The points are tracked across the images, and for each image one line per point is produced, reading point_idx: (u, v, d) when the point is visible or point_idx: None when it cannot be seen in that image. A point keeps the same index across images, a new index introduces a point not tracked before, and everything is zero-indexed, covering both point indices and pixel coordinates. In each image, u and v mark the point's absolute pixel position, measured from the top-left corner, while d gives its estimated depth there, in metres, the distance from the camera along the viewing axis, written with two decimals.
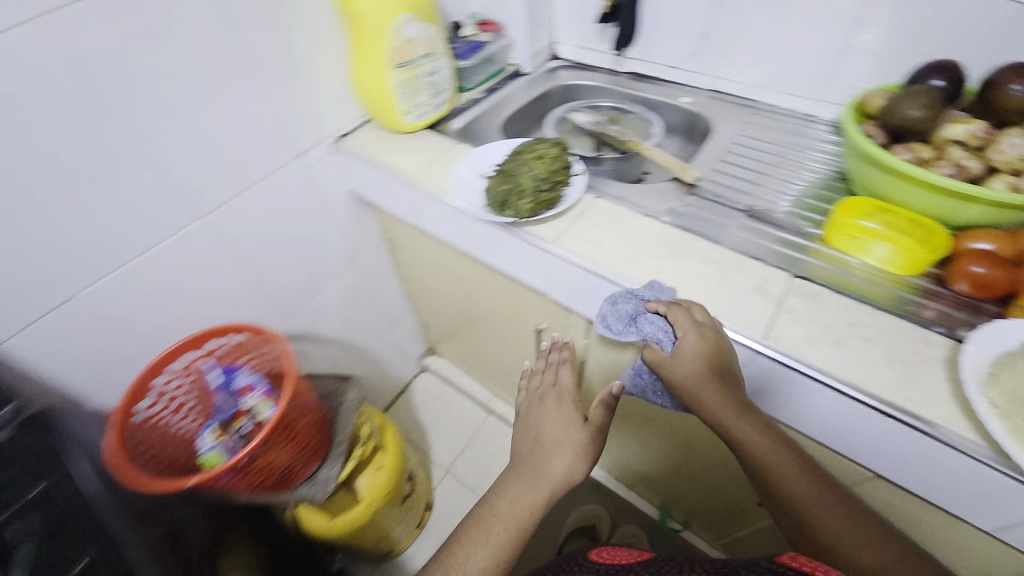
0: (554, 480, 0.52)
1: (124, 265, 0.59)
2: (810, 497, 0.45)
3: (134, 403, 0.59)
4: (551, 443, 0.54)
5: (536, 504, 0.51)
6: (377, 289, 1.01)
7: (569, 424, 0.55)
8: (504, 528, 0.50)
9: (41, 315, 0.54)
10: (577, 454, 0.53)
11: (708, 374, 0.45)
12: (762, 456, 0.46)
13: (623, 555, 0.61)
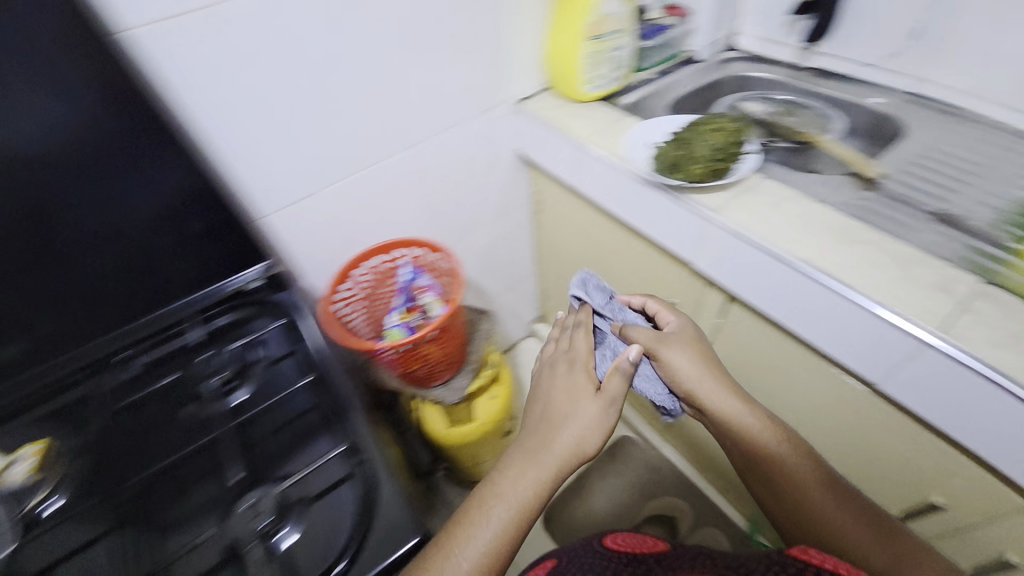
0: (563, 456, 0.53)
1: (349, 176, 0.74)
2: (821, 496, 0.54)
3: (340, 284, 0.74)
4: (556, 418, 0.55)
5: (536, 488, 0.51)
6: (513, 247, 1.10)
7: (584, 399, 0.56)
8: (506, 508, 0.50)
9: (295, 201, 0.71)
10: (587, 430, 0.54)
11: (709, 368, 0.60)
12: (766, 452, 0.57)
13: (635, 543, 0.63)
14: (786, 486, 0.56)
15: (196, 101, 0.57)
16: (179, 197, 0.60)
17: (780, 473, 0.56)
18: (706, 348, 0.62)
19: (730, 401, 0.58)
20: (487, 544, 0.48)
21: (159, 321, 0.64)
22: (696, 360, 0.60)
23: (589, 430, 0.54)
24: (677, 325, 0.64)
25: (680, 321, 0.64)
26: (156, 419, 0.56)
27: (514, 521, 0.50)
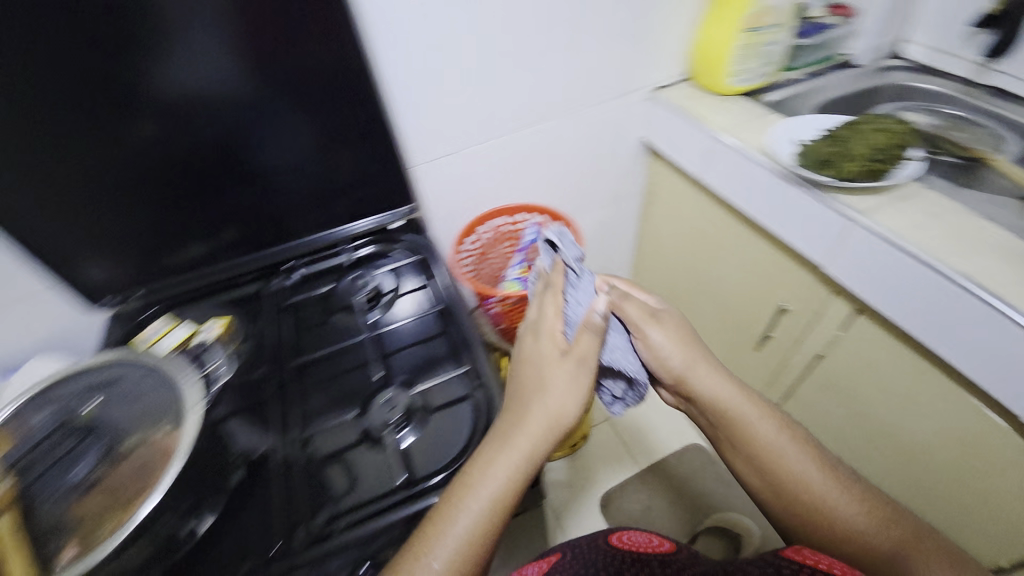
0: (546, 431, 0.48)
1: (489, 140, 0.78)
2: (824, 488, 0.51)
3: (467, 235, 0.80)
4: (532, 388, 0.51)
5: (517, 474, 0.46)
6: (616, 235, 1.11)
7: (565, 364, 0.51)
8: (489, 496, 0.45)
9: (436, 157, 0.76)
10: (566, 400, 0.50)
11: (698, 350, 0.59)
12: (767, 446, 0.54)
13: (643, 540, 0.57)
14: (787, 481, 0.53)
15: (390, 60, 0.63)
16: (356, 140, 0.68)
17: (779, 467, 0.53)
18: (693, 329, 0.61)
19: (713, 379, 0.58)
20: (470, 533, 0.44)
21: (318, 240, 0.74)
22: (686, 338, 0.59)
23: (570, 400, 0.50)
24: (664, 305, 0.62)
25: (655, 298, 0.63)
26: (314, 317, 0.66)
27: (500, 507, 0.45)
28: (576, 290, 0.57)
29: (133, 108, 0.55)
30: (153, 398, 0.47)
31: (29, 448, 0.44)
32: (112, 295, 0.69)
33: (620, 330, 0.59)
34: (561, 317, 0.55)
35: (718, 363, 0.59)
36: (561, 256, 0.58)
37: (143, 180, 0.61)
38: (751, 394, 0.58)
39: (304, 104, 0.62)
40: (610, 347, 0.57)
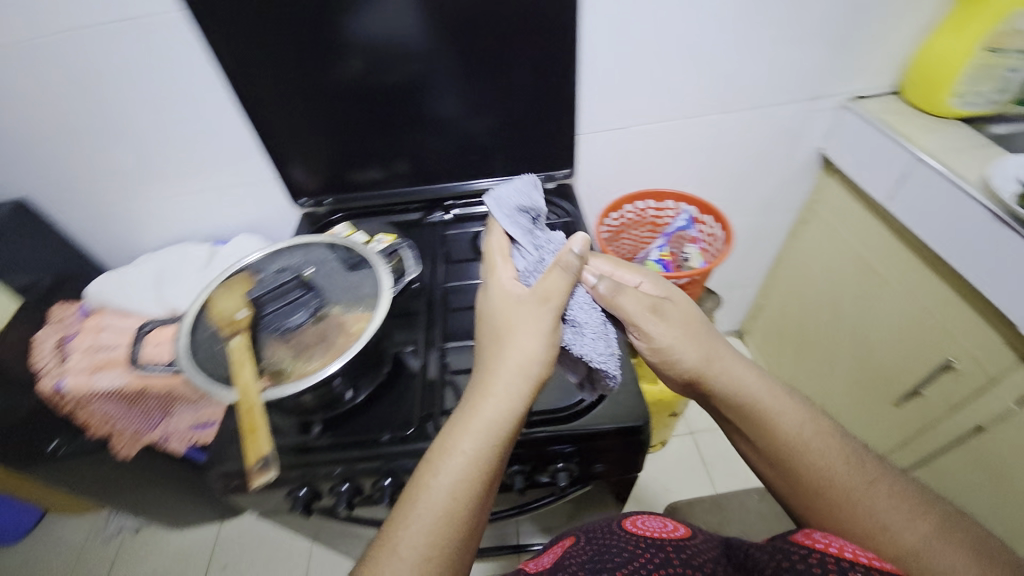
0: (516, 399, 0.43)
1: (659, 122, 0.78)
2: (856, 487, 0.42)
3: (609, 213, 0.80)
4: (495, 352, 0.46)
5: (486, 449, 0.41)
6: (755, 247, 1.06)
7: (534, 315, 0.46)
8: (461, 473, 0.40)
9: (605, 129, 0.78)
10: (532, 361, 0.44)
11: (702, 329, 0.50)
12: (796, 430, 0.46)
13: (660, 530, 0.44)
14: (808, 481, 0.44)
15: (594, 30, 0.65)
16: (540, 100, 0.71)
17: (794, 465, 0.44)
18: (688, 307, 0.52)
19: (739, 369, 0.49)
20: (444, 515, 0.39)
21: (475, 186, 0.81)
22: (675, 313, 0.50)
23: (541, 363, 0.45)
24: (670, 292, 0.53)
25: (648, 281, 0.54)
26: (464, 251, 0.75)
27: (477, 486, 0.40)
28: (524, 248, 0.53)
29: (347, 46, 0.63)
30: (357, 282, 0.56)
31: (264, 289, 0.55)
32: (307, 195, 0.80)
33: (593, 308, 0.49)
34: (513, 265, 0.53)
35: (723, 354, 0.49)
36: (504, 214, 0.54)
37: (344, 109, 0.70)
38: (756, 384, 0.48)
39: (507, 60, 0.66)
40: (574, 320, 0.48)
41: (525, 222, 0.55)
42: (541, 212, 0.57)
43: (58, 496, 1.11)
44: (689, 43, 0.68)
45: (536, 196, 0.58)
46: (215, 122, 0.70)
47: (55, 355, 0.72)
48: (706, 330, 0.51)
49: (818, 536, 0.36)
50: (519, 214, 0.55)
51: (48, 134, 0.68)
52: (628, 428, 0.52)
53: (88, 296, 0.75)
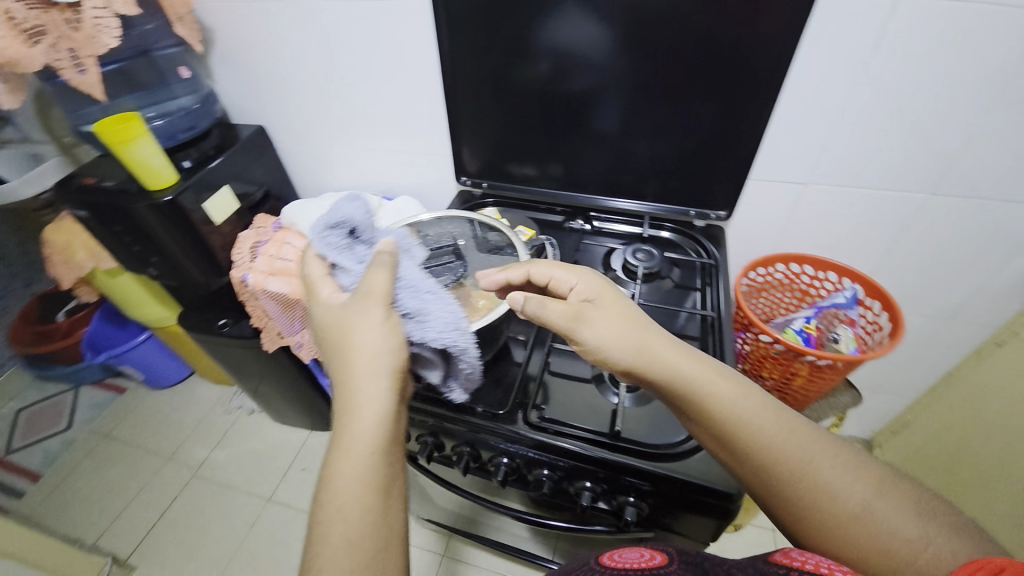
0: (382, 408, 0.44)
1: (844, 187, 0.71)
2: (802, 460, 0.41)
3: (760, 266, 0.75)
4: (345, 373, 0.46)
5: (367, 459, 0.42)
6: (921, 354, 0.91)
7: (364, 311, 0.46)
8: (355, 499, 0.40)
9: (778, 180, 0.73)
10: (380, 352, 0.45)
11: (631, 325, 0.47)
12: (738, 413, 0.43)
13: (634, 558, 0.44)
14: (756, 460, 0.42)
15: (801, 74, 0.62)
16: (714, 135, 0.69)
17: (743, 449, 0.42)
18: (608, 302, 0.49)
19: (671, 353, 0.46)
20: (355, 544, 0.39)
21: (625, 206, 0.81)
22: (584, 313, 0.47)
23: (394, 353, 0.45)
24: (591, 294, 0.49)
25: (583, 280, 0.50)
26: (595, 262, 0.76)
27: (371, 499, 0.41)
28: (347, 267, 0.50)
29: (539, 50, 0.68)
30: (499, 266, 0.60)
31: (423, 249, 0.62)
32: (468, 176, 0.87)
33: (433, 293, 0.48)
34: (335, 281, 0.51)
35: (656, 346, 0.46)
36: (321, 242, 0.50)
37: (519, 107, 0.75)
38: (680, 359, 0.46)
39: (697, 90, 0.65)
40: (410, 312, 0.47)
41: (341, 244, 0.50)
42: (360, 223, 0.51)
43: (210, 363, 1.38)
44: (914, 109, 0.61)
45: (353, 211, 0.52)
46: (417, 95, 0.81)
47: (250, 253, 0.89)
48: (630, 325, 0.47)
49: (796, 556, 0.36)
50: (329, 235, 0.50)
51: (298, 80, 0.85)
52: (715, 492, 0.49)
53: (283, 213, 0.92)
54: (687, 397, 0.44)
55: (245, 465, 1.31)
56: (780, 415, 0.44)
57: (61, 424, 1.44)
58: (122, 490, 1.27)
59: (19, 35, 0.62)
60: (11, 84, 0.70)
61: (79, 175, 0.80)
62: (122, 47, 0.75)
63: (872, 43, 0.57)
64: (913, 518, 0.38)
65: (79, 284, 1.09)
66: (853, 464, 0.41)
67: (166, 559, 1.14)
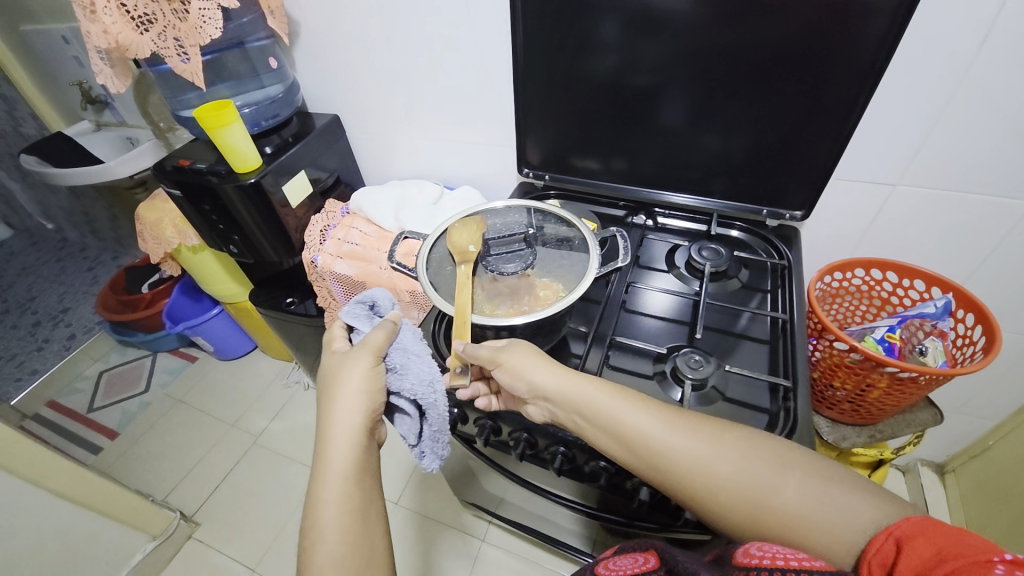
0: (352, 437, 0.46)
1: (941, 191, 0.65)
2: (675, 446, 0.42)
3: (836, 270, 0.71)
4: (326, 406, 0.47)
5: (349, 488, 0.44)
6: (1014, 377, 0.84)
7: (354, 357, 0.49)
8: (336, 522, 0.42)
9: (863, 181, 0.69)
10: (358, 395, 0.47)
11: (538, 354, 0.51)
12: (611, 412, 0.46)
13: (628, 563, 0.45)
14: (642, 458, 0.44)
15: (899, 67, 0.58)
16: (793, 131, 0.66)
17: (630, 448, 0.44)
18: (523, 345, 0.52)
19: (546, 371, 0.49)
20: (341, 564, 0.41)
21: (691, 201, 0.79)
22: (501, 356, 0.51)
23: (369, 396, 0.47)
24: (511, 344, 0.52)
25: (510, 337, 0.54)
26: (657, 260, 0.75)
27: (349, 521, 0.42)
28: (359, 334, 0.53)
29: (611, 41, 0.67)
30: (569, 260, 0.60)
31: (495, 236, 0.63)
32: (530, 168, 0.88)
33: (417, 356, 0.50)
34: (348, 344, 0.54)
35: (544, 366, 0.50)
36: (345, 315, 0.54)
37: (586, 100, 0.75)
38: (564, 378, 0.49)
39: (780, 84, 0.62)
40: (392, 365, 0.50)
41: (364, 311, 0.54)
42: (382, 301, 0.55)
43: (274, 339, 1.46)
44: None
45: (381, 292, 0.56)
46: (485, 85, 0.82)
47: (320, 236, 0.93)
48: (537, 356, 0.51)
49: (756, 552, 0.33)
50: (355, 307, 0.54)
51: (371, 70, 0.89)
52: None
53: (352, 199, 0.96)
54: (575, 401, 0.47)
55: (298, 438, 1.38)
56: (649, 408, 0.45)
57: (141, 387, 1.58)
58: (188, 452, 1.38)
59: (130, 23, 0.68)
60: (119, 69, 0.77)
61: (175, 158, 0.87)
62: (220, 38, 0.81)
63: (983, 33, 0.52)
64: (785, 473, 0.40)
65: (165, 258, 1.18)
66: (720, 432, 0.43)
67: (226, 519, 1.23)
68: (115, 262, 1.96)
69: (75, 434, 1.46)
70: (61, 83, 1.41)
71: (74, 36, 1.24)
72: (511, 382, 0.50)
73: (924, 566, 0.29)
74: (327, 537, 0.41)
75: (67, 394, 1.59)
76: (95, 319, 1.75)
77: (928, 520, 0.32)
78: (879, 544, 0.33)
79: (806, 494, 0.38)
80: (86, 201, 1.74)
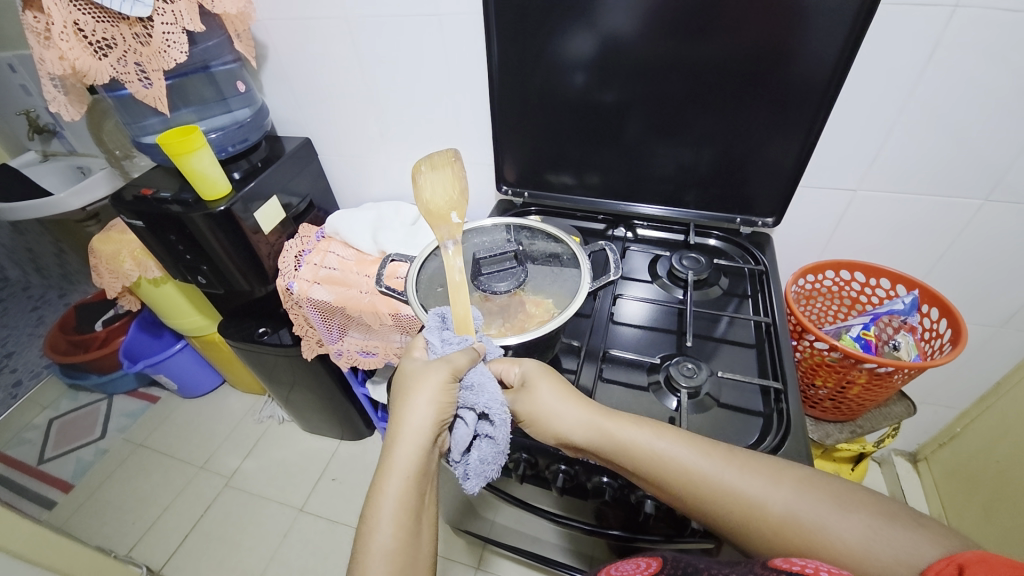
0: (420, 439, 0.44)
1: (897, 194, 0.70)
2: (725, 482, 0.42)
3: (809, 272, 0.74)
4: (398, 404, 0.46)
5: (409, 490, 0.42)
6: (972, 365, 0.89)
7: (436, 369, 0.46)
8: (393, 517, 0.41)
9: (827, 187, 0.73)
10: (431, 404, 0.45)
11: (557, 386, 0.50)
12: (649, 450, 0.45)
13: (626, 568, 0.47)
14: (685, 494, 0.43)
15: (853, 81, 0.62)
16: (762, 142, 0.69)
17: (675, 488, 0.44)
18: (540, 374, 0.50)
19: (574, 411, 0.48)
20: (390, 558, 0.39)
21: (667, 213, 0.81)
22: (521, 394, 0.50)
23: (440, 407, 0.45)
24: (527, 375, 0.50)
25: (523, 367, 0.51)
26: (639, 270, 0.76)
27: (404, 517, 0.41)
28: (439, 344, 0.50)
29: (586, 60, 0.69)
30: (562, 277, 0.60)
31: (485, 254, 0.63)
32: (508, 185, 0.88)
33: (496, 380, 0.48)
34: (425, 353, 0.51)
35: (575, 405, 0.48)
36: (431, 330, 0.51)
37: (560, 119, 0.76)
38: (597, 418, 0.47)
39: (746, 99, 0.65)
40: (469, 382, 0.47)
41: (437, 323, 0.52)
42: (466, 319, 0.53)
43: (245, 372, 1.39)
44: (968, 117, 0.61)
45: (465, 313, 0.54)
46: (462, 105, 0.82)
47: (294, 262, 0.89)
48: (566, 393, 0.49)
49: (795, 560, 0.34)
50: (440, 320, 0.52)
51: (344, 93, 0.88)
52: None
53: (328, 222, 0.94)
54: (609, 444, 0.46)
55: (275, 475, 1.31)
56: (690, 440, 0.45)
57: (96, 433, 1.46)
58: (155, 499, 1.28)
59: (87, 48, 0.65)
60: (74, 96, 0.73)
61: (135, 186, 0.83)
62: (186, 63, 0.78)
63: (925, 49, 0.57)
64: (837, 513, 0.39)
65: (122, 293, 1.11)
66: (771, 468, 0.43)
67: (201, 569, 1.14)
68: (62, 300, 1.83)
69: (24, 489, 1.33)
70: (4, 114, 1.33)
71: (21, 64, 1.17)
72: (533, 421, 0.50)
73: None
74: (380, 531, 0.40)
75: (15, 445, 1.46)
76: (42, 362, 1.62)
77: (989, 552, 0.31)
78: (938, 569, 0.32)
79: (861, 532, 0.37)
80: (31, 237, 1.63)
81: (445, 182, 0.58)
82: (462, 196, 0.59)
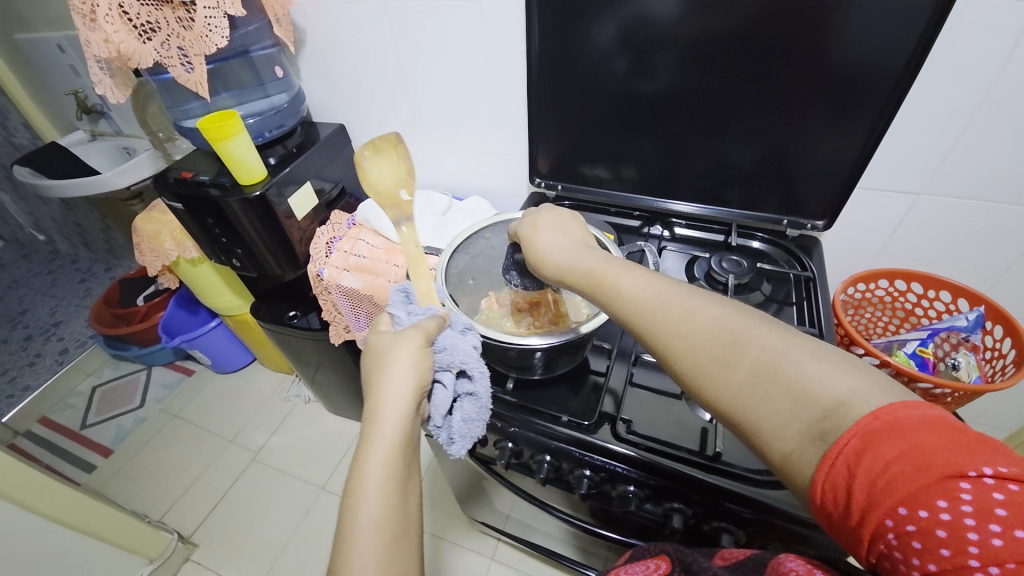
0: (403, 408, 0.41)
1: (965, 199, 0.64)
2: (657, 297, 0.39)
3: (861, 281, 0.70)
4: (375, 371, 0.43)
5: (397, 458, 0.39)
6: None
7: (406, 334, 0.44)
8: (379, 488, 0.37)
9: (884, 189, 0.68)
10: (414, 371, 0.42)
11: (557, 226, 0.51)
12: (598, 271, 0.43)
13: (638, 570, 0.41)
14: (621, 311, 0.41)
15: (925, 77, 0.57)
16: (816, 137, 0.64)
17: (612, 307, 0.41)
18: (552, 214, 0.53)
19: (561, 243, 0.48)
20: (379, 529, 0.36)
21: (707, 211, 0.77)
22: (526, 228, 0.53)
23: (417, 373, 0.42)
24: (539, 217, 0.53)
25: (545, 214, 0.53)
26: (676, 272, 0.73)
27: (391, 489, 0.38)
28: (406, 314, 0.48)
29: (628, 46, 0.65)
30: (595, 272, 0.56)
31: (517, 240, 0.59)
32: (541, 177, 0.86)
33: (467, 335, 0.48)
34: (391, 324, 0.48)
35: (561, 240, 0.49)
36: (393, 308, 0.49)
37: (598, 110, 0.73)
38: (566, 251, 0.47)
39: (802, 91, 0.61)
40: (441, 345, 0.45)
41: (402, 299, 0.50)
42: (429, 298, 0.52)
43: (274, 352, 1.43)
44: None
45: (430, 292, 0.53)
46: (496, 92, 0.80)
47: (325, 248, 0.90)
48: (557, 232, 0.50)
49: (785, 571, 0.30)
50: (403, 296, 0.51)
51: (378, 80, 0.87)
52: (804, 521, 0.44)
53: (359, 209, 0.94)
54: (573, 274, 0.45)
55: (300, 453, 1.35)
56: (636, 269, 0.42)
57: (135, 403, 1.53)
58: (187, 469, 1.33)
59: (132, 31, 0.66)
60: (119, 78, 0.75)
61: (176, 169, 0.85)
62: (227, 48, 0.79)
63: (1012, 42, 0.52)
64: (774, 328, 0.34)
65: (162, 271, 1.15)
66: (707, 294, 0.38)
67: (227, 540, 1.18)
68: (107, 273, 1.92)
69: (69, 452, 1.41)
70: (55, 92, 1.38)
71: (70, 44, 1.21)
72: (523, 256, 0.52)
73: (879, 490, 0.25)
74: (366, 505, 0.37)
75: (60, 410, 1.54)
76: (88, 333, 1.71)
77: (865, 418, 0.27)
78: (828, 463, 0.28)
79: (783, 350, 0.32)
80: (79, 213, 1.70)
81: (392, 165, 0.60)
82: (407, 175, 0.60)
